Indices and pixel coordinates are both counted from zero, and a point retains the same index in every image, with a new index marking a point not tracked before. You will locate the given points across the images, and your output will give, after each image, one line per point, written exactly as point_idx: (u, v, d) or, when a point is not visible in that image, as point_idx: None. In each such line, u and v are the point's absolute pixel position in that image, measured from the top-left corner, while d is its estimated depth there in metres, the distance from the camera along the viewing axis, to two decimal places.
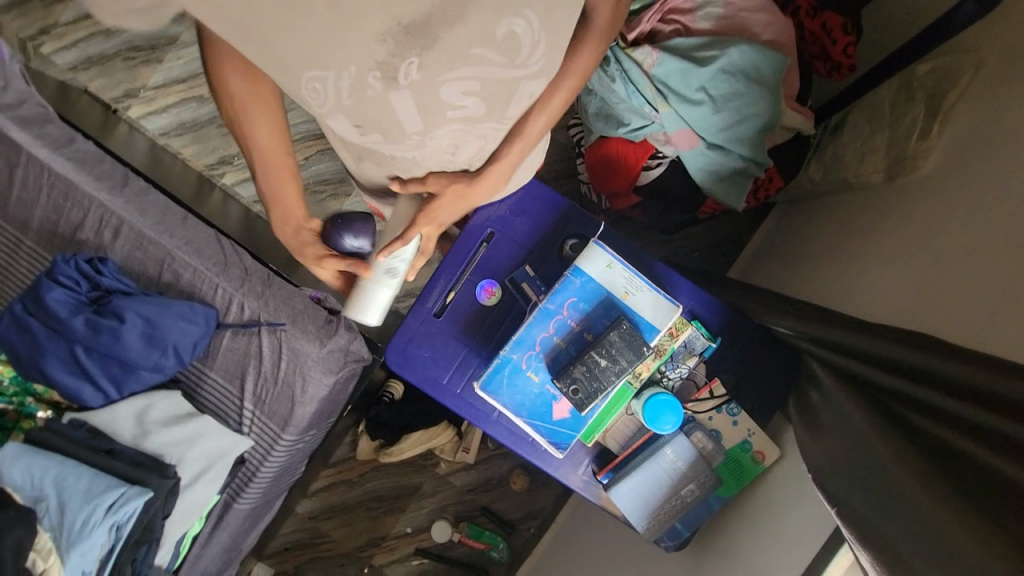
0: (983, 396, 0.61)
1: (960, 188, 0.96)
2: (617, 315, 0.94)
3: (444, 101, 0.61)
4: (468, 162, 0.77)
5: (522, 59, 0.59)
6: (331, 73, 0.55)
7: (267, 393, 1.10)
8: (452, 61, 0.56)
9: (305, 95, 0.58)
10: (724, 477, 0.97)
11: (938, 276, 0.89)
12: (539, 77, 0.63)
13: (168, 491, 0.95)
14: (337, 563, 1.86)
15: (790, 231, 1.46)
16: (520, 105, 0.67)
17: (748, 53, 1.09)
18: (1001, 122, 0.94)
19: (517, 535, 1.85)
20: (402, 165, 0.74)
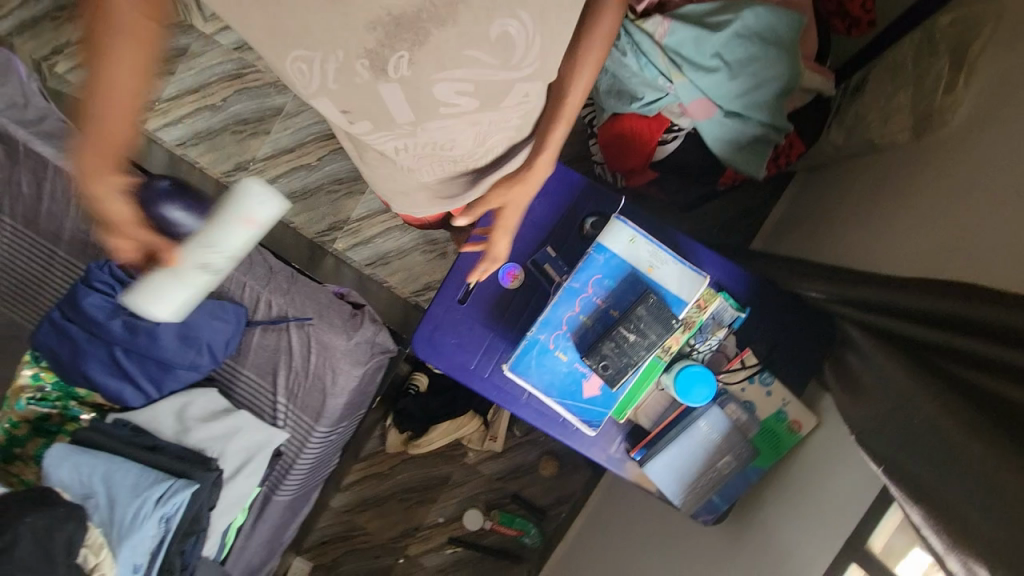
0: (999, 331, 0.63)
1: (987, 137, 0.92)
2: (644, 290, 0.93)
3: (437, 99, 0.60)
4: (467, 157, 0.74)
5: (516, 62, 0.59)
6: (319, 54, 0.53)
7: (299, 387, 1.12)
8: (445, 62, 0.55)
9: (288, 74, 0.55)
10: (760, 448, 0.96)
11: (964, 227, 0.89)
12: (535, 79, 0.63)
13: (212, 484, 0.98)
14: (373, 555, 1.90)
15: (813, 198, 1.42)
16: (515, 105, 0.66)
17: (763, 14, 1.06)
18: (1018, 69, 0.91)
19: (548, 519, 1.86)
20: (412, 163, 0.74)
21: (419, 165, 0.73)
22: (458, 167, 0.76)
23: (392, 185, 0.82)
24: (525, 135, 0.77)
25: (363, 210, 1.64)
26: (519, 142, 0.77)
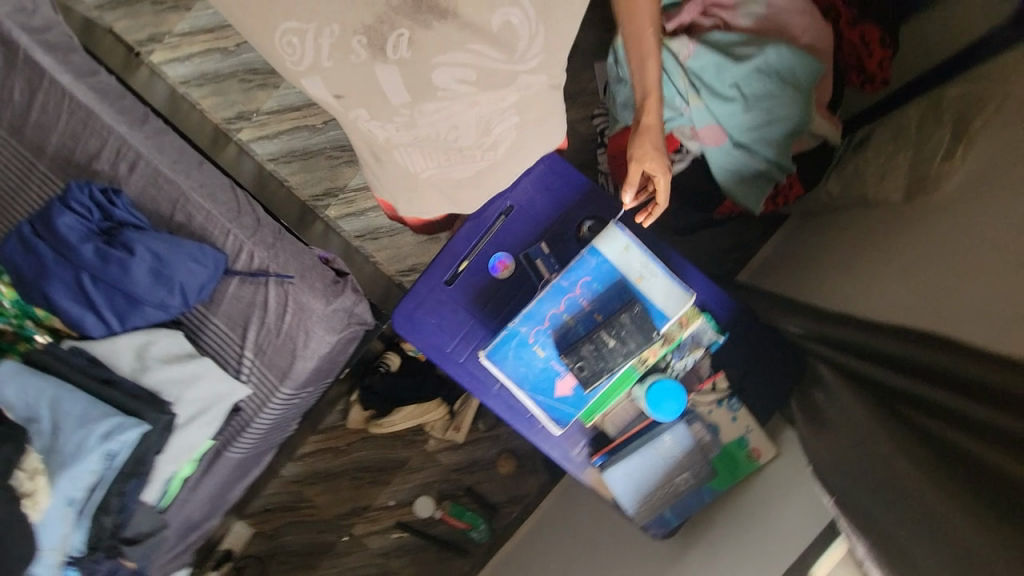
0: (981, 391, 0.62)
1: (982, 204, 0.95)
2: (630, 299, 0.94)
3: (437, 85, 0.61)
4: (469, 147, 0.73)
5: (520, 55, 0.62)
6: (315, 26, 0.55)
7: (269, 344, 1.09)
8: (447, 44, 0.58)
9: (279, 49, 0.57)
10: (719, 470, 0.98)
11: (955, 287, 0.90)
12: (539, 72, 0.66)
13: (163, 427, 0.96)
14: (316, 529, 1.86)
15: (802, 241, 1.46)
16: (522, 95, 0.68)
17: (786, 55, 1.07)
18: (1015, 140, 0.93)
19: (499, 517, 1.85)
20: (408, 155, 0.72)
21: (417, 152, 0.72)
22: (462, 158, 0.75)
23: (393, 184, 0.81)
24: (528, 130, 0.76)
25: (362, 180, 1.62)
26: (525, 128, 0.76)
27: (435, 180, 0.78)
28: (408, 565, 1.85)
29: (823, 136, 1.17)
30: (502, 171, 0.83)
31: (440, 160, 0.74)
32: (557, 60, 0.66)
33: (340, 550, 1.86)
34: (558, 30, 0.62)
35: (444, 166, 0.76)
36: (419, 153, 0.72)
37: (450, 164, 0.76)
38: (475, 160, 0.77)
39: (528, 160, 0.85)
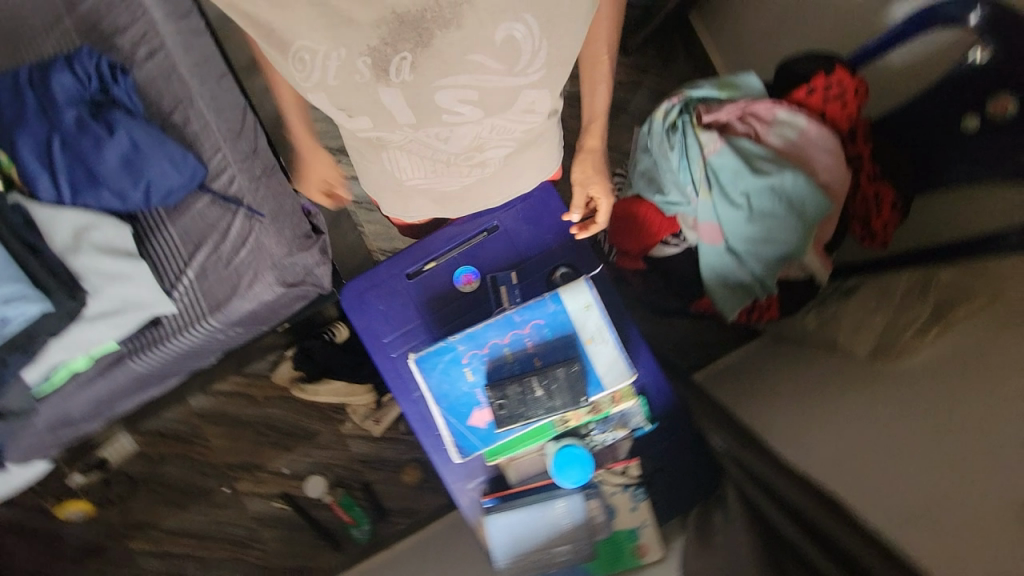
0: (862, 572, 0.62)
1: (948, 405, 0.99)
2: (572, 357, 0.92)
3: (440, 105, 0.69)
4: (459, 161, 0.80)
5: (521, 68, 0.68)
6: (324, 51, 0.62)
7: (213, 271, 1.06)
8: (449, 68, 0.65)
9: (290, 65, 0.64)
10: (600, 554, 0.95)
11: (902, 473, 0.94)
12: (538, 86, 0.72)
13: (65, 313, 0.92)
14: (200, 470, 1.79)
15: (770, 366, 1.49)
16: (519, 112, 0.75)
17: (801, 184, 1.09)
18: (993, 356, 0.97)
19: (385, 524, 1.78)
20: (397, 156, 0.78)
21: (410, 160, 0.79)
22: (451, 168, 0.81)
23: (381, 186, 0.88)
24: (520, 147, 0.82)
25: None
26: (518, 155, 0.83)
27: (421, 188, 0.86)
28: (277, 538, 1.78)
29: (811, 272, 1.19)
30: (488, 190, 0.90)
31: (428, 171, 0.81)
32: (556, 75, 0.72)
33: (216, 500, 1.78)
34: (558, 46, 0.68)
35: (431, 178, 0.83)
36: (410, 161, 0.79)
37: (437, 177, 0.83)
38: (463, 175, 0.83)
39: (519, 181, 0.90)
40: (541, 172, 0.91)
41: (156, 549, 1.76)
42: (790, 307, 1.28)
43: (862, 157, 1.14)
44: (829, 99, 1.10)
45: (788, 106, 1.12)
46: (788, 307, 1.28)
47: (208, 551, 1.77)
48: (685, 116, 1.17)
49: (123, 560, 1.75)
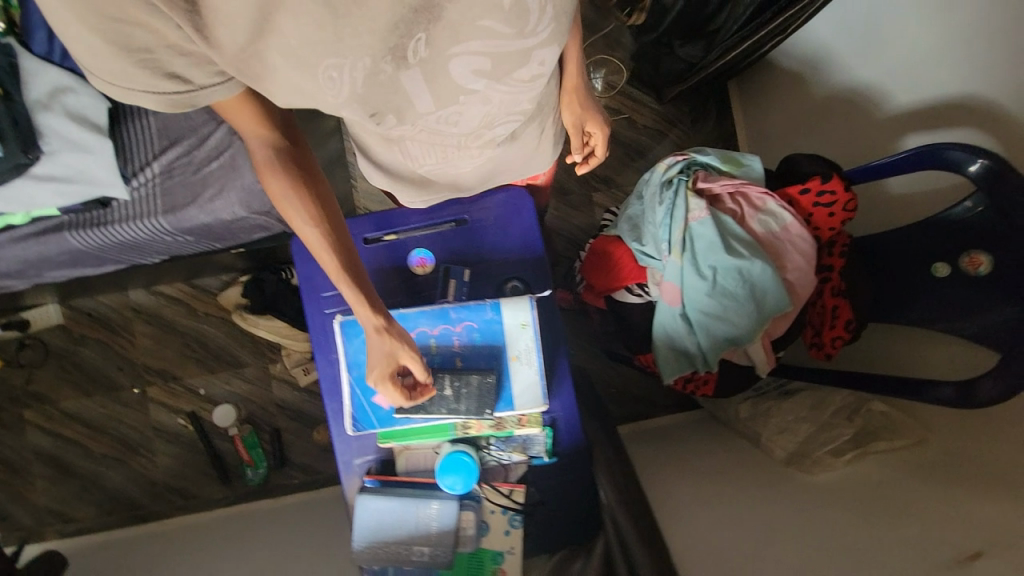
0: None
1: (831, 523, 1.04)
2: (493, 368, 0.93)
3: (456, 78, 0.67)
4: (469, 142, 0.80)
5: (530, 28, 0.64)
6: (351, 59, 0.60)
7: (179, 173, 1.05)
8: (458, 34, 0.62)
9: (320, 85, 0.62)
10: (458, 565, 0.96)
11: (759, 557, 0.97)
12: (549, 44, 0.67)
13: (13, 163, 0.90)
14: (118, 363, 1.76)
15: (692, 440, 1.52)
16: (531, 73, 0.70)
17: (766, 275, 1.11)
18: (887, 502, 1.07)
19: (281, 474, 1.75)
20: (412, 144, 0.78)
21: (421, 149, 0.80)
22: (463, 148, 0.81)
23: (391, 174, 0.89)
24: (532, 116, 0.81)
25: None
26: (524, 128, 0.83)
27: (431, 171, 0.87)
28: (171, 454, 1.75)
29: (753, 362, 1.21)
30: (499, 167, 0.91)
31: (440, 156, 0.82)
32: (565, 25, 0.67)
33: (123, 398, 1.75)
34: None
35: (441, 164, 0.85)
36: (420, 150, 0.80)
37: (448, 160, 0.84)
38: (474, 155, 0.84)
39: (531, 157, 0.92)
40: (555, 145, 0.94)
41: (47, 427, 1.72)
42: (727, 391, 1.30)
43: (833, 268, 1.15)
44: (818, 204, 1.12)
45: (779, 199, 1.14)
46: (724, 389, 1.30)
47: (99, 445, 1.73)
48: (683, 176, 1.19)
49: (12, 427, 1.72)
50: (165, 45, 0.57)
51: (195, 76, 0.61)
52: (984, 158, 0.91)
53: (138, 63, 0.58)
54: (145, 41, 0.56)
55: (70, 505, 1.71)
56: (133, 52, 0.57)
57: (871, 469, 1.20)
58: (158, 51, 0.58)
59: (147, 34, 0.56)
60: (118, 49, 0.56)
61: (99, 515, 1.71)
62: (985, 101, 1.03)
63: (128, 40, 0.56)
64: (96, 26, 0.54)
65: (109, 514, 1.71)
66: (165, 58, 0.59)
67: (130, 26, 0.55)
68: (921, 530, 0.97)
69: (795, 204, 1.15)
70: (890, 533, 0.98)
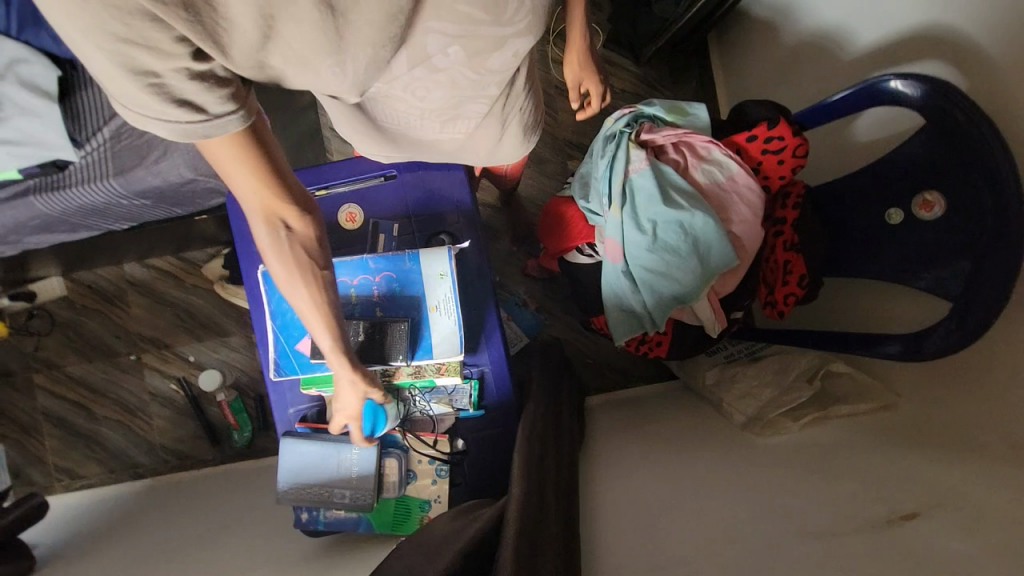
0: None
1: (778, 480, 0.99)
2: (410, 316, 0.95)
3: (430, 50, 0.67)
4: (434, 115, 0.80)
5: (509, 17, 0.66)
6: (351, 53, 0.59)
7: (127, 138, 1.11)
8: (442, 13, 0.62)
9: (325, 78, 0.62)
10: (385, 511, 1.00)
11: (695, 509, 0.94)
12: (525, 34, 0.70)
13: None
14: (116, 332, 1.86)
15: (660, 405, 1.49)
16: (503, 60, 0.73)
17: (710, 228, 1.07)
18: (842, 464, 1.01)
19: (266, 437, 1.82)
20: (378, 105, 0.77)
21: (387, 110, 0.78)
22: (436, 118, 0.81)
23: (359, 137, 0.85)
24: (506, 96, 0.82)
25: None
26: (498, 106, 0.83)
27: (395, 135, 0.85)
28: (165, 417, 1.85)
29: (702, 322, 1.17)
30: (465, 147, 0.92)
31: (402, 122, 0.82)
32: (543, 20, 0.69)
33: (120, 364, 1.86)
34: None
35: (403, 128, 0.84)
36: (386, 112, 0.79)
37: (411, 128, 0.83)
38: (441, 127, 0.84)
39: (498, 144, 0.93)
40: (523, 138, 0.95)
41: (54, 390, 1.85)
42: (681, 354, 1.25)
43: (786, 222, 1.09)
44: (766, 151, 1.07)
45: (724, 148, 1.09)
46: (678, 353, 1.25)
47: (100, 408, 1.85)
48: (628, 129, 1.13)
49: (23, 390, 1.85)
50: (176, 64, 0.47)
51: (210, 104, 0.51)
52: (910, 80, 0.89)
53: (147, 89, 0.48)
54: (155, 62, 0.46)
55: (75, 462, 1.83)
56: (139, 76, 0.47)
57: (833, 428, 1.15)
58: (167, 74, 0.48)
59: (157, 54, 0.46)
60: (123, 72, 0.46)
61: (102, 472, 1.83)
62: (948, 28, 0.96)
63: (135, 62, 0.46)
64: (97, 44, 0.43)
65: (111, 471, 1.83)
66: (176, 83, 0.49)
67: (142, 46, 0.45)
68: (862, 489, 0.92)
69: (744, 152, 1.10)
70: (839, 490, 0.94)
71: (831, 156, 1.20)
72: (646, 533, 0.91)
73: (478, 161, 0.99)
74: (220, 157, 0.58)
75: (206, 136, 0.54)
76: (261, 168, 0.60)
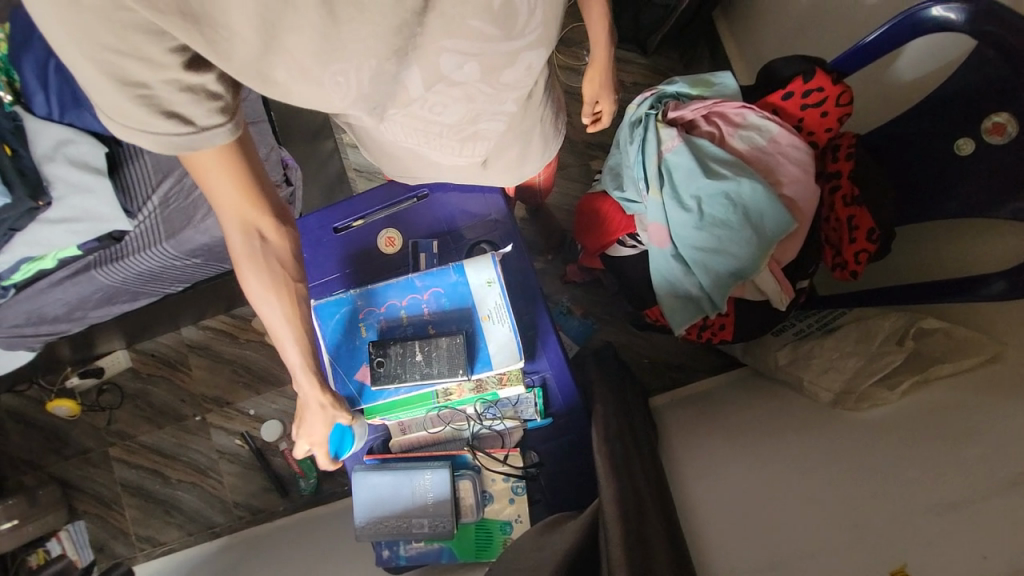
0: None
1: (888, 455, 0.89)
2: (463, 329, 0.93)
3: (442, 70, 0.64)
4: (453, 134, 0.75)
5: (519, 28, 0.62)
6: (353, 65, 0.59)
7: (175, 201, 1.17)
8: (452, 30, 0.59)
9: (327, 91, 0.61)
10: (466, 538, 0.95)
11: (803, 504, 0.85)
12: (538, 46, 0.65)
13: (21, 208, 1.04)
14: (179, 396, 1.93)
15: (732, 394, 1.39)
16: (517, 75, 0.68)
17: (759, 194, 1.01)
18: (960, 427, 0.89)
19: (331, 481, 1.81)
20: (394, 119, 0.71)
21: (404, 130, 0.73)
22: (453, 139, 0.76)
23: (379, 152, 0.84)
24: (524, 118, 0.77)
25: None
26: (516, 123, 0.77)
27: (413, 154, 0.81)
28: (234, 473, 1.87)
29: (768, 296, 1.09)
30: (488, 168, 0.86)
31: (420, 142, 0.76)
32: (555, 30, 0.65)
33: (187, 427, 1.91)
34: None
35: (421, 148, 0.78)
36: (399, 131, 0.74)
37: (430, 148, 0.78)
38: (457, 149, 0.79)
39: (522, 159, 0.87)
40: (544, 150, 0.88)
41: (129, 460, 1.91)
42: (747, 336, 1.16)
43: (842, 174, 1.03)
44: (806, 106, 1.02)
45: (760, 111, 1.05)
46: (745, 334, 1.16)
47: (173, 472, 1.89)
48: (652, 111, 1.10)
49: (101, 464, 1.92)
50: (164, 74, 0.50)
51: (198, 115, 0.54)
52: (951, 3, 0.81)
53: (136, 100, 0.51)
54: (144, 72, 0.49)
55: (155, 528, 1.87)
56: (129, 87, 0.50)
57: (939, 391, 1.03)
58: (156, 84, 0.51)
59: (148, 64, 0.49)
60: (113, 82, 0.49)
61: (181, 536, 1.86)
62: None
63: (126, 74, 0.49)
64: (90, 56, 0.47)
65: (189, 533, 1.86)
66: (164, 94, 0.51)
67: (133, 57, 0.48)
68: (986, 451, 0.82)
69: (782, 112, 1.05)
70: (963, 458, 0.83)
71: (875, 102, 1.13)
72: (760, 532, 0.83)
73: (504, 182, 0.93)
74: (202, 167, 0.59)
75: (189, 148, 0.56)
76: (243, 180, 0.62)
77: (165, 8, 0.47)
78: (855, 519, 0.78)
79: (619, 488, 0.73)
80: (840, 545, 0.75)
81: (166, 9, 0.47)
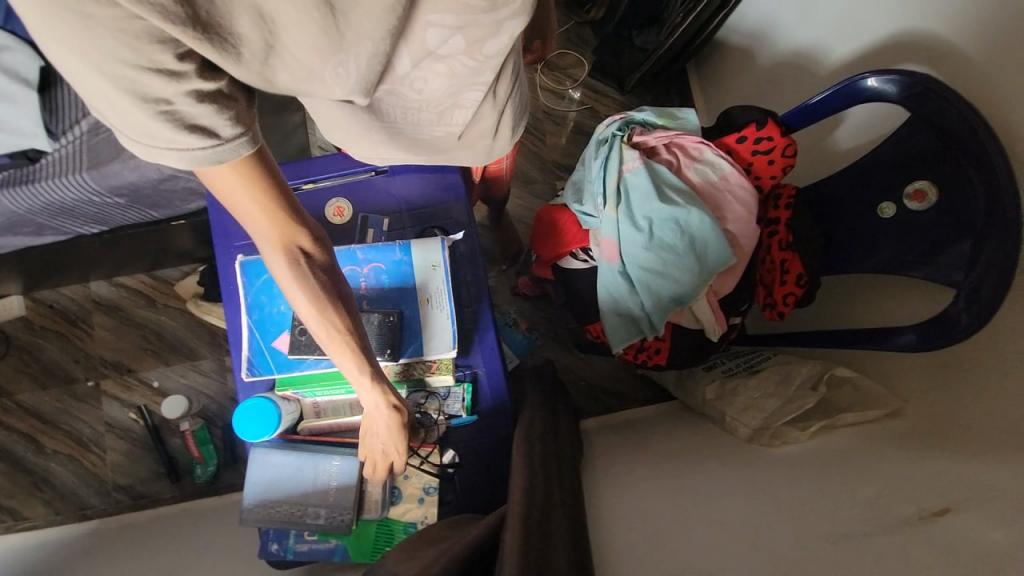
0: None
1: (801, 494, 0.91)
2: (399, 309, 0.90)
3: (428, 45, 0.61)
4: (434, 110, 0.74)
5: (503, 1, 0.57)
6: (353, 53, 0.55)
7: (108, 132, 1.08)
8: (436, 4, 0.56)
9: (330, 82, 0.58)
10: (363, 537, 0.88)
11: (716, 526, 0.85)
12: (523, 18, 0.61)
13: None
14: (73, 355, 1.72)
15: (662, 422, 1.41)
16: (498, 47, 0.64)
17: (707, 224, 1.06)
18: (866, 473, 0.94)
19: (232, 471, 1.64)
20: (385, 92, 0.69)
21: (380, 106, 0.72)
22: (431, 116, 0.75)
23: (360, 142, 0.80)
24: (500, 95, 0.75)
25: None
26: (495, 99, 0.75)
27: (387, 135, 0.80)
28: (122, 451, 1.67)
29: (703, 325, 1.13)
30: (464, 143, 0.84)
31: (399, 119, 0.75)
32: None
33: (78, 391, 1.70)
34: None
35: (400, 125, 0.77)
36: (379, 109, 0.73)
37: (407, 124, 0.77)
38: (434, 123, 0.77)
39: (496, 138, 0.84)
40: (514, 130, 0.85)
41: (0, 419, 1.67)
42: (681, 364, 1.19)
43: (779, 222, 1.10)
44: (757, 152, 1.10)
45: (716, 149, 1.11)
46: (678, 361, 1.19)
47: (49, 441, 1.66)
48: (619, 132, 1.14)
49: None
50: (184, 86, 0.46)
51: (220, 126, 0.50)
52: (886, 77, 0.94)
53: (158, 116, 0.46)
54: (166, 87, 0.45)
55: (17, 502, 1.62)
56: (150, 103, 0.45)
57: (845, 437, 1.09)
58: (177, 99, 0.46)
59: (167, 78, 0.44)
60: (133, 99, 0.44)
61: (44, 515, 1.62)
62: (935, 41, 1.00)
63: (145, 90, 0.44)
64: (106, 71, 0.42)
65: (56, 512, 1.62)
66: (187, 109, 0.47)
67: (153, 71, 0.43)
68: (883, 491, 0.87)
69: (735, 154, 1.12)
70: (866, 500, 0.87)
71: (817, 163, 1.22)
72: (670, 547, 0.82)
73: (474, 162, 0.90)
74: (235, 197, 0.59)
75: (218, 163, 0.52)
76: (273, 203, 0.61)
77: (175, 16, 0.42)
78: (764, 544, 0.79)
79: (529, 491, 0.70)
80: (744, 561, 0.75)
81: (177, 19, 0.42)
